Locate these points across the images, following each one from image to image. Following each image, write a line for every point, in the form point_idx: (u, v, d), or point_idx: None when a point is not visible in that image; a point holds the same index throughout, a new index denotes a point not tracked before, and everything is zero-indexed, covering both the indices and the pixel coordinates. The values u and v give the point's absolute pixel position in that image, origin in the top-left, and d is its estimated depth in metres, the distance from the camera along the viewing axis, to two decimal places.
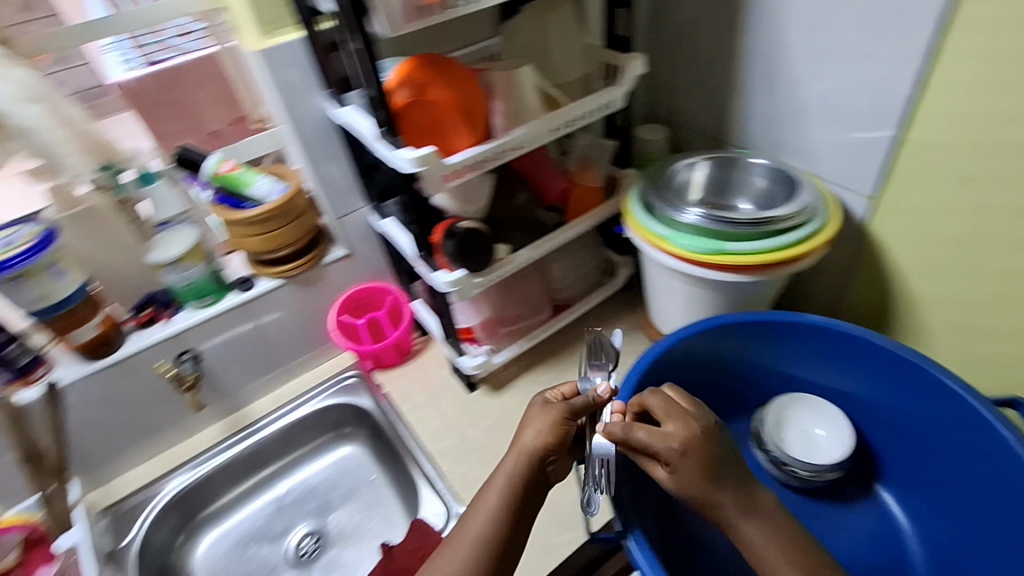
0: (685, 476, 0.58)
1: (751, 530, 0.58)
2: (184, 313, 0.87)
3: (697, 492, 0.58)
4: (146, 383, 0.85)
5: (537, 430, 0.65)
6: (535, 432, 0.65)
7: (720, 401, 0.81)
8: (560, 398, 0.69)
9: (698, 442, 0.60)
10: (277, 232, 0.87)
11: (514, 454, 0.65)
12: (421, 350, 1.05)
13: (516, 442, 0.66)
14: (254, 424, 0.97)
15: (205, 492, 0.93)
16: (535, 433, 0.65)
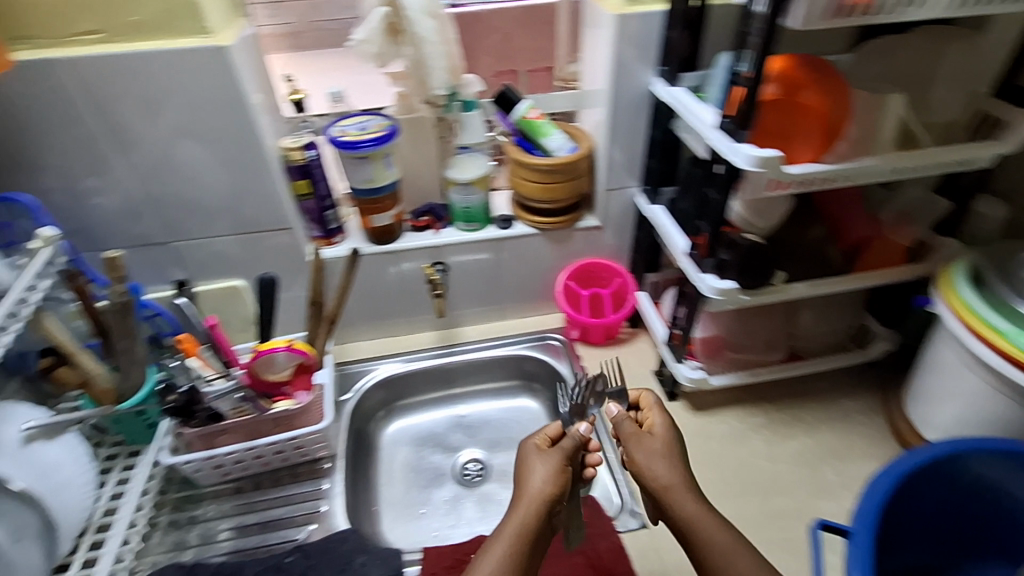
0: (654, 450, 0.69)
1: (702, 518, 0.64)
2: (451, 231, 0.96)
3: (664, 477, 0.67)
4: (402, 277, 0.98)
5: (545, 472, 0.67)
6: (540, 479, 0.67)
7: (979, 526, 0.70)
8: (549, 443, 0.72)
9: (665, 443, 0.70)
10: (554, 186, 0.91)
11: (519, 491, 0.66)
12: (627, 342, 1.04)
13: (524, 481, 0.67)
14: (460, 345, 1.06)
15: (405, 384, 1.03)
16: (543, 477, 0.67)
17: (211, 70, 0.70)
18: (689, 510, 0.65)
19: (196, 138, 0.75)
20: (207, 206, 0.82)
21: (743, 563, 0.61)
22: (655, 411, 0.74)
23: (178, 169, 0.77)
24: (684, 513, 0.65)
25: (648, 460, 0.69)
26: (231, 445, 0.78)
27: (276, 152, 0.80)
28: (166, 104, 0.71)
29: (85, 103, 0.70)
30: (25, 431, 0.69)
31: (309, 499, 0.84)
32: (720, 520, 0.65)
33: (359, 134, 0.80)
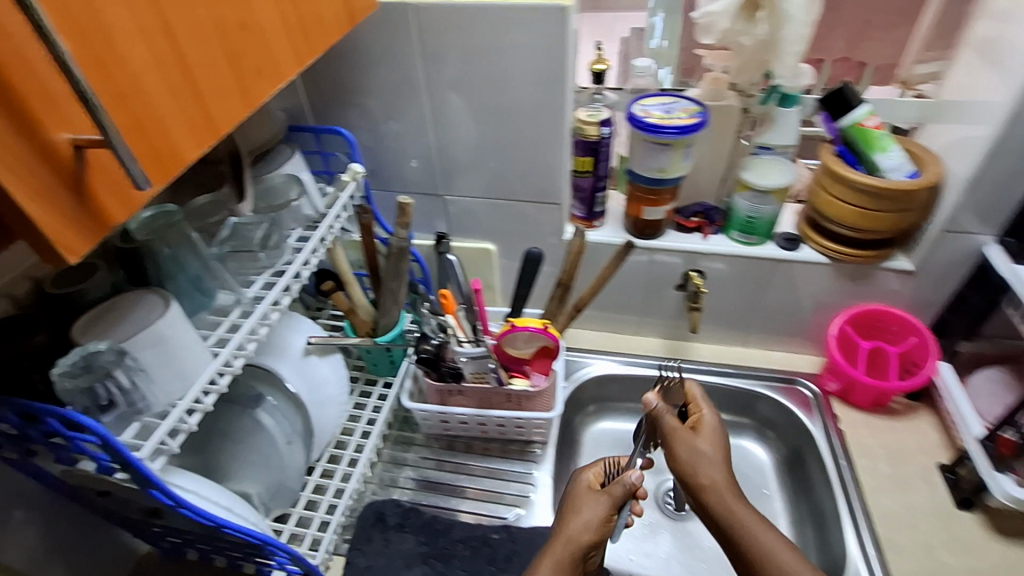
0: (712, 439, 0.68)
1: (749, 517, 0.62)
2: (723, 239, 0.84)
3: (716, 474, 0.65)
4: (648, 278, 0.89)
5: (591, 510, 0.63)
6: (588, 512, 0.63)
7: None
8: (599, 482, 0.68)
9: (714, 441, 0.68)
10: (877, 214, 0.74)
11: (563, 522, 0.63)
12: (900, 416, 0.87)
13: (566, 514, 0.64)
14: (685, 363, 0.95)
15: (609, 388, 0.95)
16: (586, 522, 0.62)
17: (555, 33, 0.66)
18: (748, 519, 0.62)
19: (511, 101, 0.74)
20: (492, 169, 0.82)
21: (801, 569, 0.58)
22: (707, 409, 0.71)
23: (479, 128, 0.77)
24: (739, 518, 0.62)
25: (696, 461, 0.66)
26: (466, 408, 0.79)
27: (572, 123, 0.75)
28: (496, 63, 0.70)
29: (424, 52, 0.71)
30: (308, 344, 0.77)
31: (516, 480, 0.82)
32: (769, 525, 0.62)
33: (666, 117, 0.71)
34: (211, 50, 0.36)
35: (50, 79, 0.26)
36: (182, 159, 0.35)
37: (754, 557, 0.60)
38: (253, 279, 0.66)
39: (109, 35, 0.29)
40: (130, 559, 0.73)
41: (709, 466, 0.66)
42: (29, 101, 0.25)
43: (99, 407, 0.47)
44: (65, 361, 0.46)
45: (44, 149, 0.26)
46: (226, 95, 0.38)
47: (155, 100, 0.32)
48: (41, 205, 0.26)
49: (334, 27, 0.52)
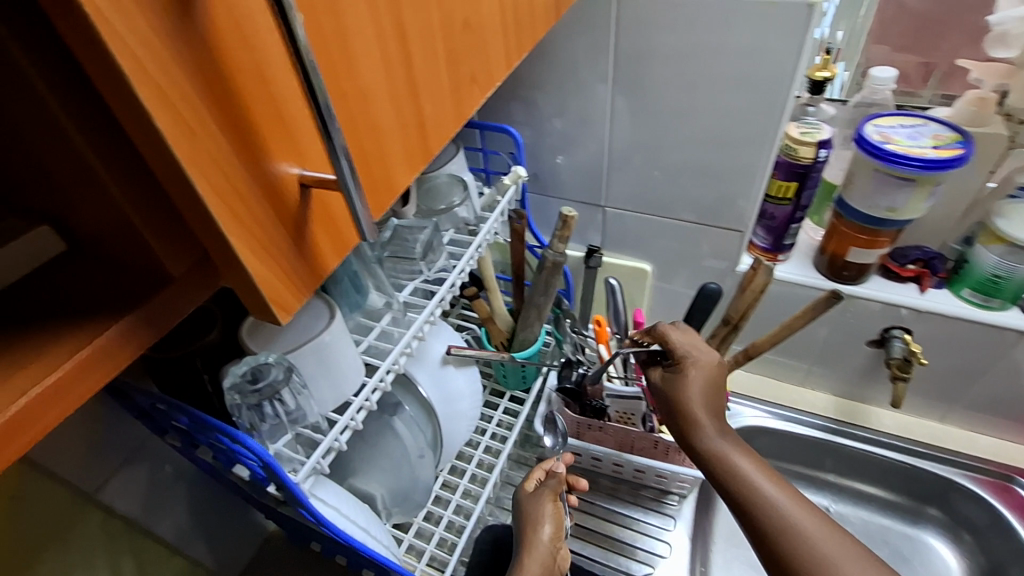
0: (698, 374, 0.55)
1: (755, 474, 0.50)
2: (947, 296, 0.69)
3: (709, 417, 0.54)
4: (831, 328, 0.75)
5: (554, 520, 0.60)
6: (549, 525, 0.59)
7: None
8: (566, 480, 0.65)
9: (701, 380, 0.55)
10: None
11: (522, 538, 0.59)
12: None
13: (525, 531, 0.60)
14: (856, 428, 0.80)
15: (759, 442, 0.83)
16: (549, 526, 0.59)
17: (789, 36, 0.55)
18: (747, 469, 0.50)
19: (710, 113, 0.64)
20: (667, 185, 0.72)
21: (814, 527, 0.45)
22: (700, 349, 0.58)
23: (663, 139, 0.68)
24: (735, 463, 0.50)
25: (681, 407, 0.55)
26: (605, 447, 0.73)
27: (782, 142, 0.64)
28: (701, 67, 0.60)
29: (618, 50, 0.63)
30: (446, 353, 0.71)
31: (648, 532, 0.74)
32: (773, 478, 0.49)
33: (912, 144, 0.58)
34: (436, 55, 0.30)
35: (288, 103, 0.21)
36: (396, 187, 0.30)
37: (751, 511, 0.48)
38: (405, 284, 0.62)
39: (349, 45, 0.24)
40: (260, 536, 0.75)
41: (700, 404, 0.54)
42: (265, 133, 0.20)
43: (263, 420, 0.45)
44: (235, 372, 0.44)
45: (272, 188, 0.21)
46: (442, 107, 0.32)
47: (380, 119, 0.27)
48: (262, 258, 0.22)
49: (542, 22, 0.45)
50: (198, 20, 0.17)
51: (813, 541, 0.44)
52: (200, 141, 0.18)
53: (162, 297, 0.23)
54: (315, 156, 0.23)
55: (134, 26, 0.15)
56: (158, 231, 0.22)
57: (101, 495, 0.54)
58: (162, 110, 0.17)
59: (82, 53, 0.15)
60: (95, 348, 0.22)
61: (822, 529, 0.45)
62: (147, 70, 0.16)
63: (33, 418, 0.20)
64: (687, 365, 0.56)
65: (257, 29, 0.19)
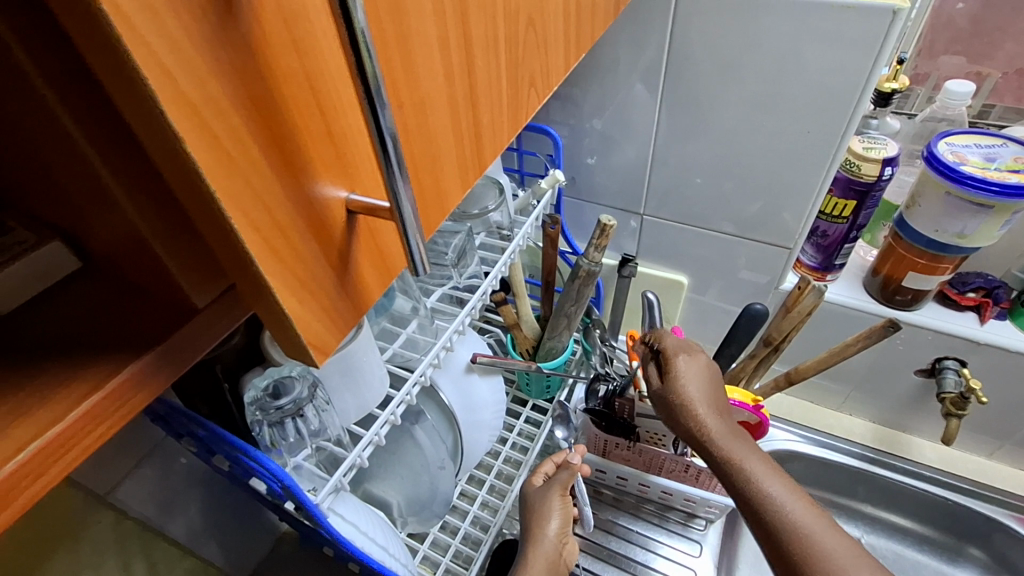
0: (698, 373, 0.53)
1: (765, 474, 0.46)
2: (1009, 328, 0.64)
3: (712, 415, 0.51)
4: (878, 356, 0.71)
5: (561, 516, 0.54)
6: (558, 519, 0.54)
7: None
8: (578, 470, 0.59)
9: (701, 379, 0.53)
10: None
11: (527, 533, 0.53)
12: None
13: (530, 525, 0.54)
14: (893, 459, 0.76)
15: (791, 466, 0.80)
16: (553, 522, 0.53)
17: (863, 43, 0.51)
18: (757, 470, 0.46)
19: (766, 123, 0.59)
20: (711, 196, 0.68)
21: (814, 527, 0.42)
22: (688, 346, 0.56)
23: (712, 147, 0.64)
24: (731, 454, 0.48)
25: (682, 405, 0.52)
26: (631, 467, 0.71)
27: (844, 157, 0.60)
28: (763, 74, 0.56)
29: (671, 50, 0.59)
30: (471, 362, 0.68)
31: (672, 557, 0.71)
32: (787, 480, 0.46)
33: (989, 167, 0.53)
34: (496, 59, 0.27)
35: (339, 118, 0.18)
36: (446, 203, 0.27)
37: (754, 507, 0.45)
38: (432, 290, 0.61)
39: (409, 49, 0.21)
40: (272, 537, 0.73)
41: (704, 403, 0.52)
42: (312, 154, 0.17)
43: (284, 438, 0.43)
44: (257, 386, 0.42)
45: (316, 216, 0.18)
46: (497, 115, 0.29)
47: (435, 131, 0.24)
48: (301, 295, 0.19)
49: (603, 19, 0.41)
50: (242, 26, 0.14)
51: (815, 544, 0.41)
52: (238, 169, 0.15)
53: (184, 332, 0.20)
54: (365, 175, 0.20)
55: (167, 32, 0.12)
56: (183, 259, 0.19)
57: (113, 498, 0.52)
58: (193, 133, 0.14)
59: (95, 61, 0.12)
60: (105, 394, 0.18)
61: (825, 529, 0.42)
62: (179, 85, 0.13)
63: (31, 477, 0.17)
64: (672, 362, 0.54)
65: (312, 34, 0.16)
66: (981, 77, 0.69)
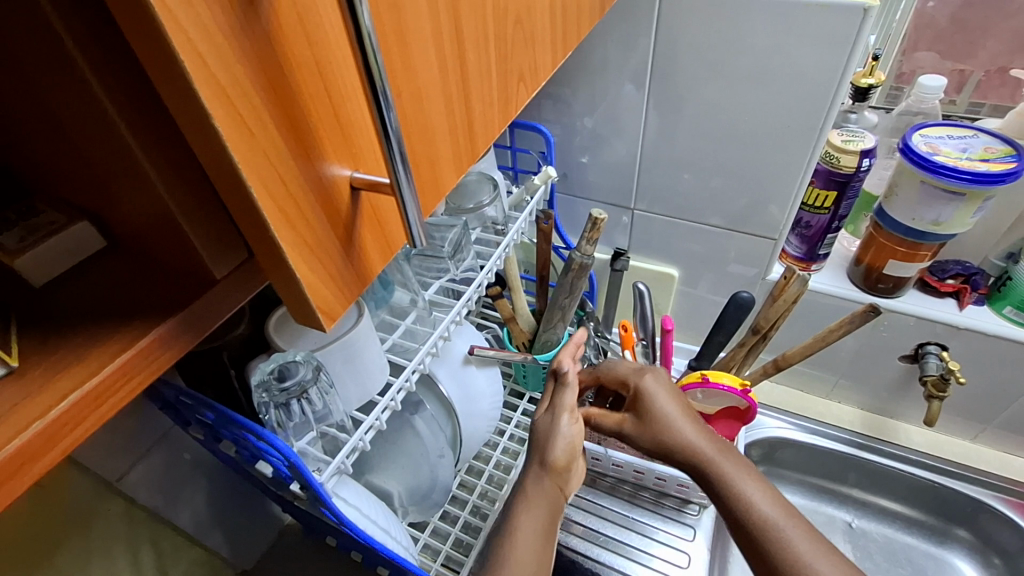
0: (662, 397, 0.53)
1: (757, 494, 0.45)
2: (987, 313, 0.67)
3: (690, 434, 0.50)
4: (863, 343, 0.73)
5: (570, 440, 0.54)
6: (563, 451, 0.53)
7: None
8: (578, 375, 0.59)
9: (671, 398, 0.53)
10: None
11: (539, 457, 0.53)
12: None
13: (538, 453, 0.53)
14: (881, 443, 0.78)
15: (782, 453, 0.82)
16: (559, 447, 0.53)
17: (839, 39, 0.53)
18: (749, 487, 0.46)
19: (747, 117, 0.62)
20: (698, 189, 0.71)
21: (809, 550, 0.42)
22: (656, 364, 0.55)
23: (697, 141, 0.66)
24: (718, 474, 0.47)
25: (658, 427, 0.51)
26: (627, 454, 0.73)
27: (824, 149, 0.62)
28: (742, 70, 0.59)
29: (656, 48, 0.61)
30: (469, 354, 0.70)
31: (668, 542, 0.73)
32: (774, 492, 0.46)
33: (962, 156, 0.56)
34: (487, 55, 0.30)
35: (346, 104, 0.20)
36: (442, 188, 0.29)
37: (747, 531, 0.44)
38: (430, 283, 0.62)
39: (408, 43, 0.23)
40: (275, 529, 0.74)
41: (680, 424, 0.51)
42: (322, 134, 0.19)
43: (291, 419, 0.45)
44: (263, 368, 0.43)
45: (325, 192, 0.20)
46: (488, 106, 0.31)
47: (432, 121, 0.26)
48: (312, 263, 0.21)
49: (589, 19, 0.43)
50: (262, 15, 0.16)
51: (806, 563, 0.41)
52: (258, 145, 0.17)
53: (205, 300, 0.22)
54: (368, 156, 0.22)
55: (200, 19, 0.14)
56: (206, 232, 0.21)
57: (122, 486, 0.54)
58: (220, 109, 0.16)
59: (140, 45, 0.14)
60: (136, 352, 0.21)
61: (817, 552, 0.42)
62: (209, 67, 0.15)
63: (73, 423, 0.20)
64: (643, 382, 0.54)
65: (322, 26, 0.18)
66: (960, 74, 0.72)
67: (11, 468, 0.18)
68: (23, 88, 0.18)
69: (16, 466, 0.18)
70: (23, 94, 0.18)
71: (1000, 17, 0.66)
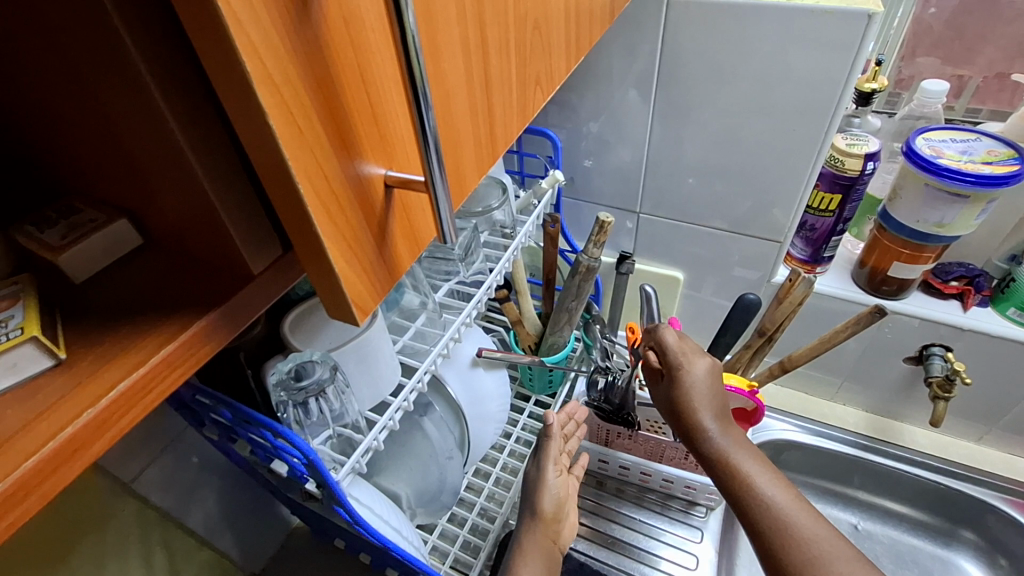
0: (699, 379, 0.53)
1: (770, 485, 0.47)
2: (990, 314, 0.67)
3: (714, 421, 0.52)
4: (868, 344, 0.74)
5: (555, 494, 0.61)
6: (550, 503, 0.61)
7: None
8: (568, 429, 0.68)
9: (707, 380, 0.53)
10: None
11: (530, 508, 0.61)
12: None
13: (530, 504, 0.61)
14: (885, 445, 0.79)
15: (788, 456, 0.82)
16: (547, 499, 0.60)
17: (843, 44, 0.54)
18: (761, 479, 0.48)
19: (752, 122, 0.63)
20: (704, 192, 0.71)
21: (821, 539, 0.43)
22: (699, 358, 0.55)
23: (701, 144, 0.67)
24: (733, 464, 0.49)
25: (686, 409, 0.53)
26: (634, 456, 0.73)
27: (829, 153, 0.63)
28: (747, 74, 0.60)
29: (662, 54, 0.62)
30: (477, 356, 0.71)
31: (675, 544, 0.73)
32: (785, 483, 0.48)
33: (964, 160, 0.57)
34: (508, 59, 0.30)
35: (384, 104, 0.21)
36: (466, 187, 0.30)
37: (757, 520, 0.46)
38: (439, 285, 0.63)
39: (439, 45, 0.24)
40: (283, 532, 0.75)
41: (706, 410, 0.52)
42: (361, 132, 0.20)
43: (307, 418, 0.45)
44: (280, 368, 0.44)
45: (362, 189, 0.21)
46: (508, 109, 0.32)
47: (458, 122, 0.27)
48: (350, 258, 0.21)
49: (601, 25, 0.44)
50: (315, 19, 0.17)
51: (819, 548, 0.42)
52: (306, 142, 0.18)
53: (243, 295, 0.23)
54: (402, 156, 0.23)
55: (260, 22, 0.15)
56: (246, 229, 0.22)
57: (137, 486, 0.54)
58: (274, 107, 0.16)
59: (203, 47, 0.15)
60: (180, 343, 0.22)
61: (829, 539, 0.43)
62: (265, 67, 0.16)
63: (122, 411, 0.20)
64: (682, 370, 0.54)
65: (364, 28, 0.19)
66: (961, 79, 0.73)
67: (64, 454, 0.19)
68: (78, 90, 0.19)
69: (67, 453, 0.19)
70: (77, 95, 0.19)
71: (999, 23, 0.67)
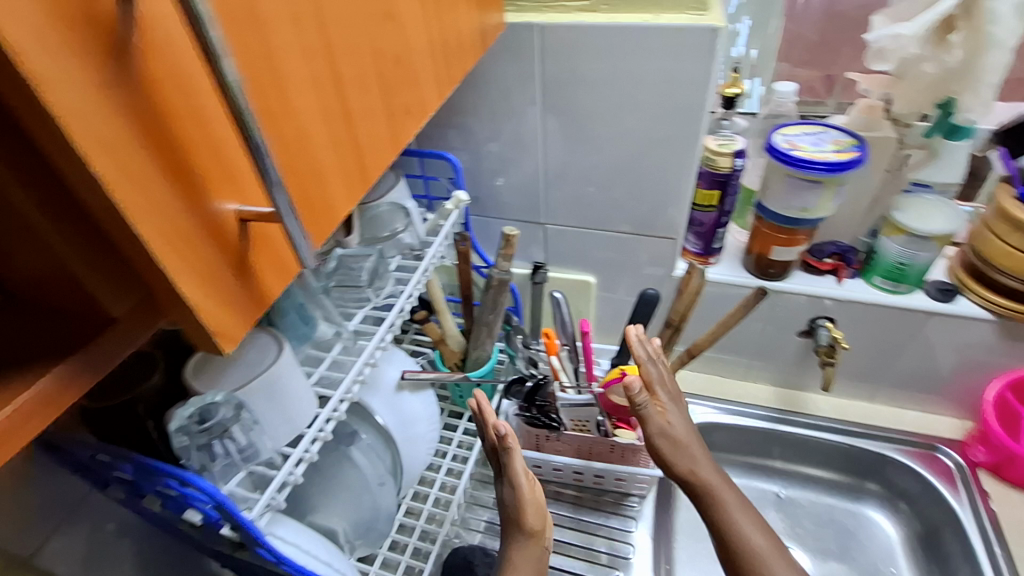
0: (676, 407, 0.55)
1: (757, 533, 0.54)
2: (861, 284, 0.75)
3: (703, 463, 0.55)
4: (765, 324, 0.80)
5: (537, 508, 0.56)
6: (535, 516, 0.56)
7: None
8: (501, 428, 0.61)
9: (682, 416, 0.55)
10: None
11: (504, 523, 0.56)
12: None
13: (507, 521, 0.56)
14: (797, 415, 0.86)
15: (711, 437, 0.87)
16: (531, 516, 0.55)
17: (698, 56, 0.60)
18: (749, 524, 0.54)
19: (632, 131, 0.68)
20: (601, 199, 0.76)
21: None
22: (671, 404, 0.55)
23: (592, 155, 0.71)
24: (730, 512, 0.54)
25: (674, 447, 0.54)
26: (564, 457, 0.75)
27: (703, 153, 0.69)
28: (621, 88, 0.64)
29: (544, 74, 0.66)
30: (401, 379, 0.71)
31: (613, 537, 0.75)
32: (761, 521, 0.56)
33: (815, 150, 0.64)
34: (369, 90, 0.32)
35: (225, 143, 0.22)
36: (337, 216, 0.31)
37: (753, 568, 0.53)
38: (353, 313, 0.62)
39: (285, 85, 0.25)
40: None
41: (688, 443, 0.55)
42: (203, 171, 0.21)
43: (214, 461, 0.45)
44: (182, 414, 0.43)
45: (213, 226, 0.22)
46: (377, 137, 0.34)
47: (318, 154, 0.28)
48: (209, 291, 0.22)
49: (470, 57, 0.48)
50: (135, 71, 0.18)
51: None
52: (141, 186, 0.19)
53: (103, 339, 0.23)
54: (253, 192, 0.24)
55: (73, 81, 0.16)
56: (99, 274, 0.22)
57: (38, 560, 0.51)
58: (100, 157, 0.17)
59: (17, 105, 0.16)
60: (34, 395, 0.22)
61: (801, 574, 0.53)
62: (84, 120, 0.17)
63: None
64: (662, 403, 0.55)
65: (191, 74, 0.20)
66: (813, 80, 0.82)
67: None
68: None
69: None
70: None
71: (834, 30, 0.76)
